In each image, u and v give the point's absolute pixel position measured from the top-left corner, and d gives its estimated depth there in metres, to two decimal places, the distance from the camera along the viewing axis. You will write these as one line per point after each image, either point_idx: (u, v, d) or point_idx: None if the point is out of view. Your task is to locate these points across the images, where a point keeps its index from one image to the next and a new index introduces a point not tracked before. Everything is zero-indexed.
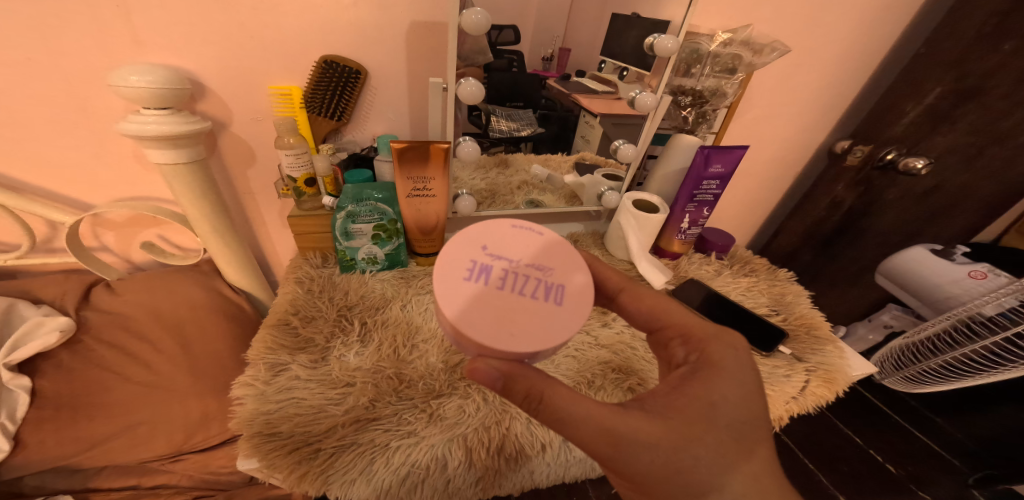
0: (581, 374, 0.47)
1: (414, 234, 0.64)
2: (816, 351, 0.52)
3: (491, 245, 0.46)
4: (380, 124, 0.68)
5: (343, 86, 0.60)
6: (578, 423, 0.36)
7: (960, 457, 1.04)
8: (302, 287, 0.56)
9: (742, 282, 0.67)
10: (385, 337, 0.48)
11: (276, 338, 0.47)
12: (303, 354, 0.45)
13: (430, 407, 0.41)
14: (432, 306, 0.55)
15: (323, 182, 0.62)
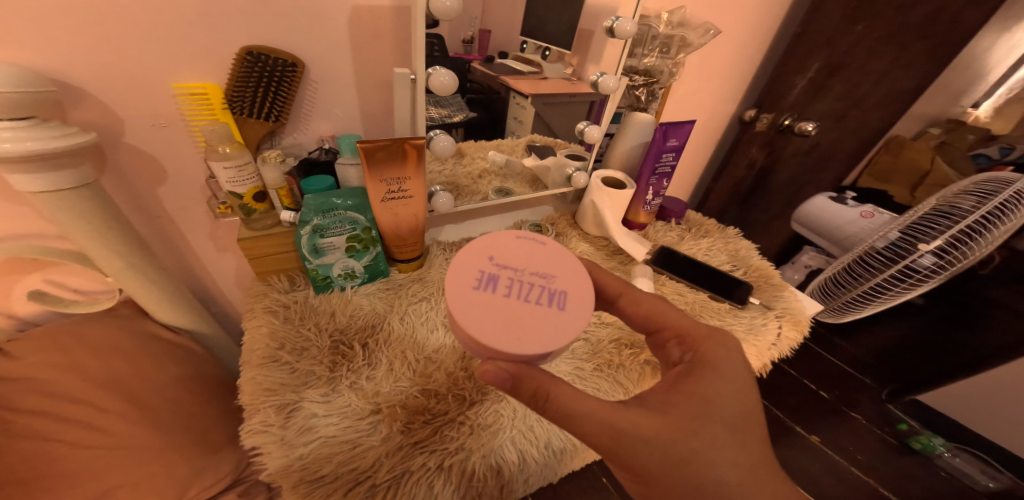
0: (597, 355, 0.49)
1: (392, 241, 0.58)
2: (774, 296, 0.61)
3: (498, 255, 0.46)
4: (326, 123, 0.60)
5: (274, 82, 0.51)
6: (585, 419, 0.37)
7: (871, 376, 1.29)
8: (278, 316, 0.49)
9: (702, 243, 0.74)
10: (395, 356, 0.46)
11: (273, 378, 0.42)
12: (312, 389, 0.41)
13: (469, 418, 0.40)
14: (432, 316, 0.53)
15: (277, 195, 0.54)
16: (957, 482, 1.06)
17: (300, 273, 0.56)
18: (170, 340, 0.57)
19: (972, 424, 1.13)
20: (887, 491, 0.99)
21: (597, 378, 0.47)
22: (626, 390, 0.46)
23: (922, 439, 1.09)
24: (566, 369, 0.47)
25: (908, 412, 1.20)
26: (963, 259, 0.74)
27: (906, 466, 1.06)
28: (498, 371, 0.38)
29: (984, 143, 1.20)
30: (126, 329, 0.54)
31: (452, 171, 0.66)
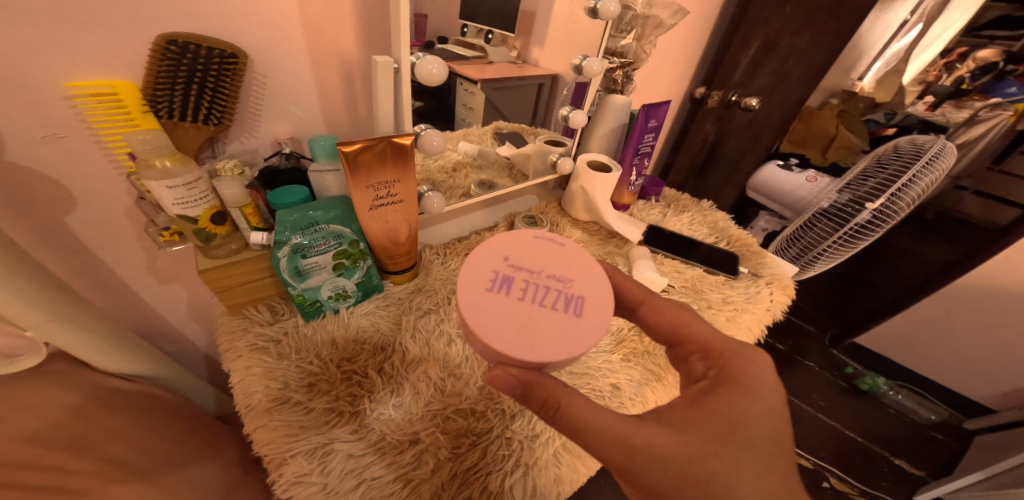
0: (622, 343, 0.49)
1: (382, 253, 0.50)
2: (757, 264, 0.65)
3: (513, 255, 0.42)
4: (280, 123, 0.48)
5: (212, 79, 0.38)
6: (597, 432, 0.35)
7: (814, 324, 1.50)
8: (271, 352, 0.43)
9: (684, 217, 0.74)
10: (416, 378, 0.42)
11: (291, 424, 0.38)
12: (338, 429, 0.38)
13: (514, 435, 0.39)
14: (445, 328, 0.48)
15: (240, 214, 0.40)
16: (905, 418, 1.22)
17: (279, 299, 0.47)
18: (123, 402, 0.48)
19: (907, 362, 1.29)
20: (854, 433, 1.15)
21: (630, 367, 0.47)
22: (663, 375, 0.47)
23: (868, 380, 1.25)
24: (600, 363, 0.46)
25: (850, 355, 1.39)
26: (902, 213, 0.81)
27: (862, 407, 1.23)
28: (507, 377, 0.36)
29: (873, 109, 1.51)
30: (71, 384, 0.44)
31: (421, 166, 0.58)
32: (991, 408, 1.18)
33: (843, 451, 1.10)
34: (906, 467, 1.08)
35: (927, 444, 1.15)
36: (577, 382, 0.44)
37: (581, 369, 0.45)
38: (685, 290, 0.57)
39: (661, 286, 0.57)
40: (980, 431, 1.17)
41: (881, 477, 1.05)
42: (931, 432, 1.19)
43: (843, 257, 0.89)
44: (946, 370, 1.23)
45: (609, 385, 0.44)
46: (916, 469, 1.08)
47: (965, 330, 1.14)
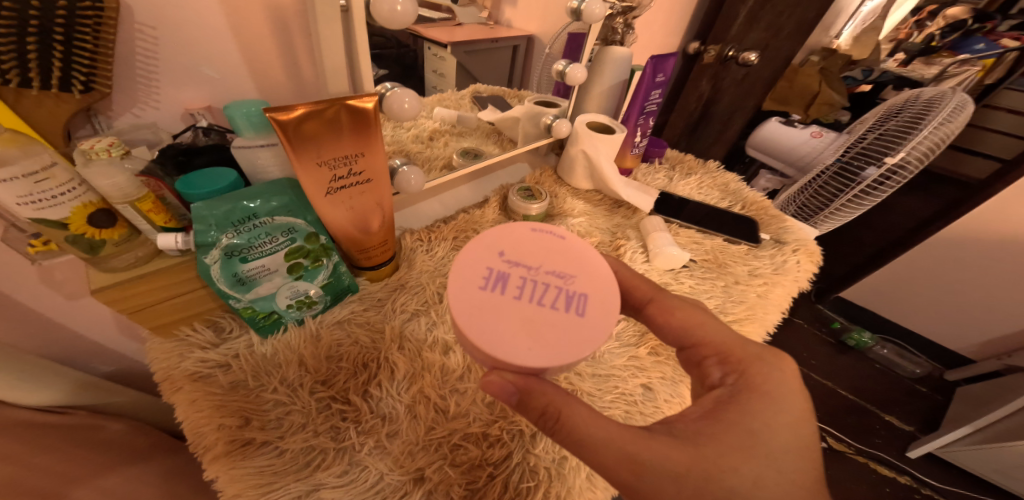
0: (647, 336, 0.42)
1: (350, 246, 0.39)
2: (773, 231, 0.58)
3: (511, 249, 0.34)
4: (189, 89, 0.36)
5: (60, 31, 0.27)
6: (598, 446, 0.28)
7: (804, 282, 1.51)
8: (218, 381, 0.32)
9: (690, 180, 0.65)
10: (413, 399, 0.33)
11: (261, 471, 0.29)
12: (324, 472, 0.29)
13: (537, 466, 0.32)
14: (439, 336, 0.38)
15: (133, 213, 0.28)
16: (890, 371, 1.24)
17: (219, 313, 0.35)
18: (58, 436, 0.39)
19: (893, 316, 1.30)
20: (845, 392, 1.16)
21: (659, 363, 0.40)
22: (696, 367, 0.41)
23: (855, 336, 1.27)
24: (626, 361, 0.40)
25: (837, 310, 1.41)
26: (915, 169, 0.73)
27: (850, 364, 1.25)
28: (504, 383, 0.29)
29: (845, 68, 1.31)
30: None
31: (392, 135, 0.46)
32: (970, 358, 1.21)
33: (835, 410, 1.12)
34: (897, 424, 1.10)
35: (910, 396, 1.18)
36: (603, 388, 0.37)
37: (606, 371, 0.38)
38: (708, 266, 0.50)
39: (683, 262, 0.48)
40: (960, 382, 1.20)
41: (874, 435, 1.07)
42: (915, 386, 1.21)
43: (856, 214, 0.84)
44: (931, 323, 1.24)
45: (638, 386, 0.38)
46: (907, 426, 1.10)
47: (947, 284, 1.16)
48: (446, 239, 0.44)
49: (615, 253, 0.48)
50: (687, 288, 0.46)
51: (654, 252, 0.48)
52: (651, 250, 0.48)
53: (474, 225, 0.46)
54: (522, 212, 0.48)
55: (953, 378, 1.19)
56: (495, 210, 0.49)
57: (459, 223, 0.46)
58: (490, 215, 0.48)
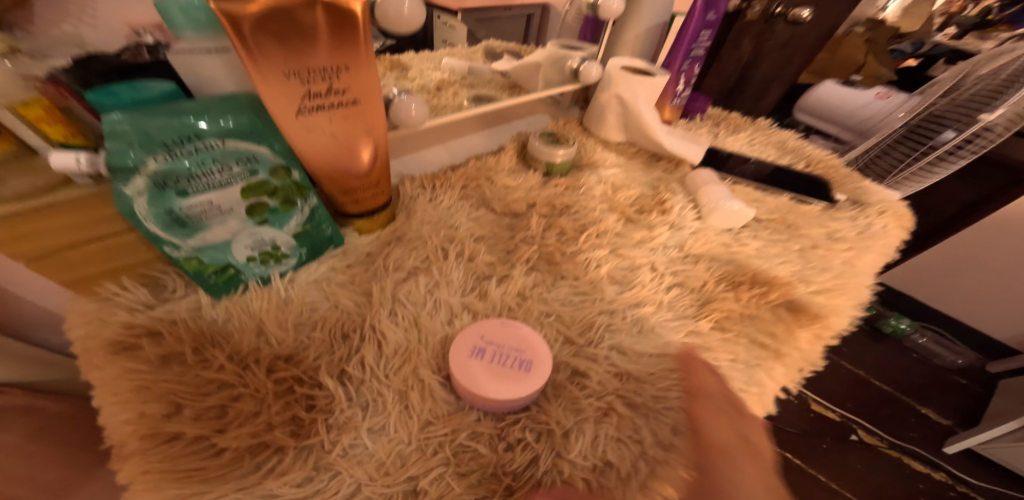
0: (708, 305, 0.31)
1: (332, 188, 0.30)
2: (848, 192, 0.48)
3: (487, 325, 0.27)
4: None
5: None
6: None
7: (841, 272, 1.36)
8: (144, 355, 0.24)
9: (739, 136, 0.54)
10: (405, 384, 0.25)
11: (187, 476, 0.20)
12: (279, 480, 0.21)
13: (571, 478, 0.23)
14: (440, 298, 0.28)
15: (13, 120, 0.20)
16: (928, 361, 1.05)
17: (158, 267, 0.27)
18: None
19: (928, 301, 1.11)
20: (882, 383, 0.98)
21: (727, 343, 0.29)
22: (779, 351, 0.30)
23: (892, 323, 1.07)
24: (684, 338, 0.29)
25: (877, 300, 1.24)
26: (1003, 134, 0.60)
27: (883, 352, 1.05)
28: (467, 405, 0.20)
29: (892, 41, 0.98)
30: None
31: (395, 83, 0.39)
32: None
33: (868, 400, 0.94)
34: (934, 419, 0.93)
35: (945, 387, 1.00)
36: (657, 374, 0.27)
37: (658, 351, 0.28)
38: (776, 227, 0.40)
39: (749, 219, 0.39)
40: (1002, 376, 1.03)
41: (909, 428, 0.90)
42: (954, 377, 1.03)
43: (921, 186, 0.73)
44: None
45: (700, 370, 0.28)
46: (944, 419, 0.94)
47: (1002, 269, 0.95)
48: (454, 187, 0.35)
49: (659, 209, 0.38)
50: (754, 251, 0.36)
51: (708, 207, 0.39)
52: (705, 205, 0.39)
53: (488, 173, 0.38)
54: (545, 160, 0.39)
55: (996, 369, 1.01)
56: (512, 159, 0.41)
57: (469, 171, 0.38)
58: (506, 163, 0.39)
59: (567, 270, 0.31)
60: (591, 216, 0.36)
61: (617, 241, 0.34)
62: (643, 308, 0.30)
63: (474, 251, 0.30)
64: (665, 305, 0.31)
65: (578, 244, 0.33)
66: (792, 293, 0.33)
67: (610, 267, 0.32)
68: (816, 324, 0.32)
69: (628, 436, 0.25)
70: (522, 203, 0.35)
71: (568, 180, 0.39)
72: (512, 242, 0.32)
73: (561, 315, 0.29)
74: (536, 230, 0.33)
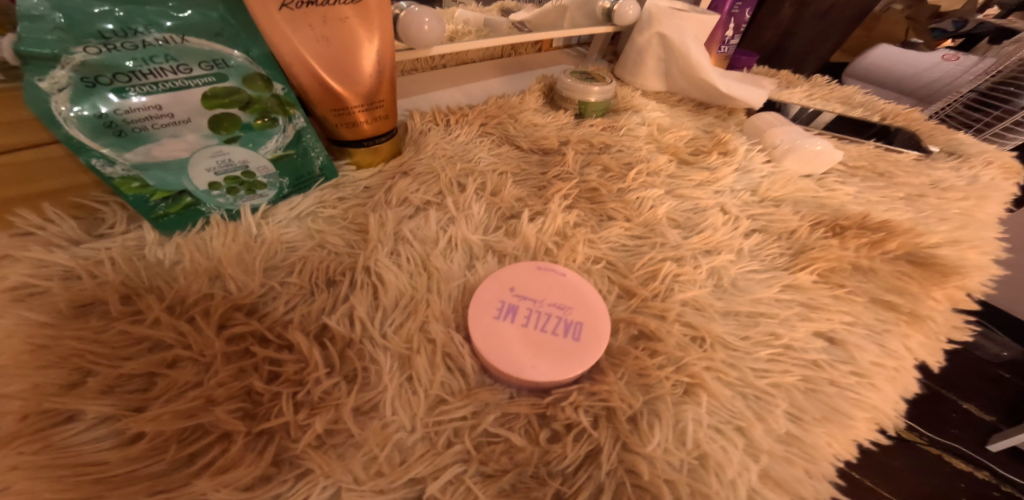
0: (806, 254, 0.23)
1: (323, 105, 0.24)
2: (939, 144, 0.40)
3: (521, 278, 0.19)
4: None
5: None
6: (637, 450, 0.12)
7: None
8: (55, 304, 0.18)
9: (798, 90, 0.45)
10: (408, 345, 0.18)
11: (76, 473, 0.13)
12: (214, 480, 0.14)
13: (651, 486, 0.15)
14: (456, 235, 0.22)
15: None
16: None
17: (94, 195, 0.22)
18: None
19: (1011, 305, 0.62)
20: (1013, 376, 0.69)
21: (839, 301, 0.21)
22: (914, 313, 0.22)
23: None
24: (782, 294, 0.21)
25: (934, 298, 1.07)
26: None
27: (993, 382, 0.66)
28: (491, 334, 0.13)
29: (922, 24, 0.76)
30: None
31: None
32: None
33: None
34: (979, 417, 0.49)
35: (978, 379, 0.53)
36: (750, 340, 0.19)
37: (748, 310, 0.20)
38: (867, 174, 0.32)
39: (835, 163, 0.31)
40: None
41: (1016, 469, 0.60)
42: None
43: None
44: None
45: (811, 336, 0.20)
46: None
47: None
48: (472, 124, 0.30)
49: (720, 150, 0.31)
50: (849, 196, 0.28)
51: (782, 149, 0.31)
52: (778, 149, 0.31)
53: (513, 109, 0.32)
54: (579, 97, 0.33)
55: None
56: (538, 100, 0.34)
57: (490, 108, 0.32)
58: (532, 103, 0.33)
59: (615, 208, 0.24)
60: (638, 156, 0.29)
61: (674, 182, 0.27)
62: (720, 256, 0.22)
63: (498, 185, 0.25)
64: (747, 254, 0.23)
65: (626, 180, 0.26)
66: (919, 242, 0.24)
67: (669, 209, 0.25)
68: (959, 280, 0.23)
69: (724, 423, 0.17)
70: (553, 139, 0.29)
71: (606, 121, 0.33)
72: (544, 179, 0.26)
73: (613, 262, 0.22)
74: (573, 165, 0.27)
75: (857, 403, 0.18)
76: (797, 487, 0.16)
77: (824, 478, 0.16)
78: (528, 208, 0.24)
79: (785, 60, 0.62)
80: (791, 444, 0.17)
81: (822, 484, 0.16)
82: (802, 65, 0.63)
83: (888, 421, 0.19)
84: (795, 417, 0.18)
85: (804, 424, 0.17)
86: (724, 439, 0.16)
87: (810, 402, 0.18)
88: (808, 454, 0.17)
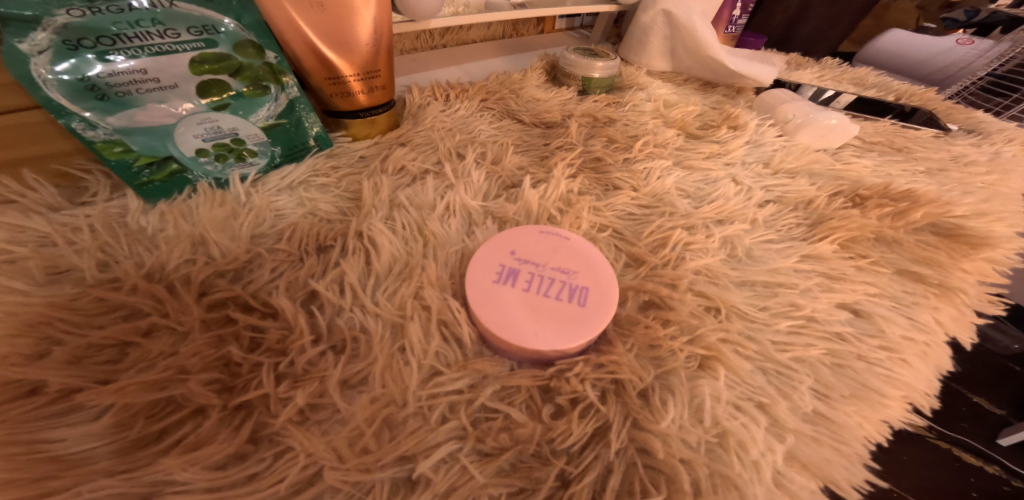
0: (825, 224, 0.22)
1: (317, 73, 0.23)
2: (957, 123, 0.38)
3: (521, 242, 0.18)
4: None
5: None
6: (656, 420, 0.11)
7: None
8: (27, 269, 0.17)
9: (808, 71, 0.44)
10: (402, 313, 0.17)
11: (29, 450, 0.12)
12: (183, 458, 0.13)
13: (664, 466, 0.14)
14: (454, 200, 0.21)
15: None
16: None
17: (76, 163, 0.21)
18: None
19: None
20: None
21: (864, 272, 0.20)
22: (944, 286, 0.20)
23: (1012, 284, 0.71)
24: (801, 264, 0.20)
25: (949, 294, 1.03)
26: None
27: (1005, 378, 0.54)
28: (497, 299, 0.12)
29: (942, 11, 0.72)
30: None
31: None
32: None
33: None
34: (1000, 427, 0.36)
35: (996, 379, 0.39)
36: (769, 311, 0.18)
37: (767, 279, 0.19)
38: (885, 149, 0.30)
39: (851, 138, 0.30)
40: None
41: None
42: None
43: None
44: None
45: (835, 307, 0.18)
46: None
47: None
48: (472, 99, 0.30)
49: (730, 125, 0.29)
50: (868, 169, 0.27)
51: (795, 123, 0.30)
52: (791, 123, 0.30)
53: (514, 85, 0.31)
54: (581, 73, 0.32)
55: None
56: (540, 77, 0.34)
57: (490, 84, 0.31)
58: (534, 79, 0.32)
59: (621, 178, 0.24)
60: (644, 130, 0.28)
61: (682, 154, 0.26)
62: (733, 225, 0.21)
63: (498, 154, 0.25)
64: (762, 224, 0.22)
65: (632, 152, 0.26)
66: (947, 212, 0.23)
67: (678, 180, 0.24)
68: (992, 252, 0.22)
69: (744, 399, 0.15)
70: (556, 114, 0.29)
71: (610, 97, 0.32)
72: (546, 149, 0.26)
73: (619, 230, 0.21)
74: (576, 138, 0.27)
75: (887, 380, 0.17)
76: (825, 467, 0.14)
77: (855, 459, 0.15)
78: (530, 175, 0.23)
79: (794, 46, 0.60)
80: (817, 423, 0.15)
81: (855, 468, 0.15)
82: (812, 49, 0.61)
83: (922, 400, 0.17)
84: (821, 395, 0.16)
85: (832, 402, 0.16)
86: (744, 416, 0.15)
87: (837, 379, 0.16)
88: (837, 433, 0.15)
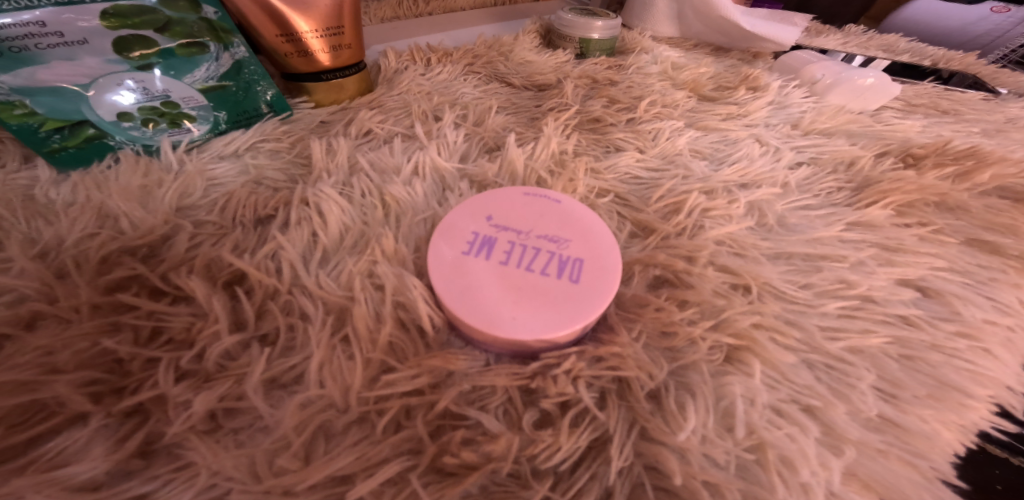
0: (872, 188, 0.18)
1: (265, 28, 0.19)
2: (1005, 86, 0.34)
3: (496, 211, 0.14)
4: None
5: None
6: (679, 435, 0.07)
7: None
8: None
9: (832, 37, 0.40)
10: (349, 295, 0.13)
11: None
12: (37, 478, 0.09)
13: (684, 492, 0.10)
14: (424, 162, 0.18)
15: None
16: None
17: None
18: None
19: None
20: None
21: (926, 243, 0.16)
22: None
23: None
24: (849, 234, 0.16)
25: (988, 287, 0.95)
26: None
27: None
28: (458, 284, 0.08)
29: None
30: None
31: None
32: None
33: None
34: None
35: None
36: (813, 289, 0.14)
37: (807, 252, 0.15)
38: (931, 111, 0.26)
39: (889, 99, 0.26)
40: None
41: None
42: None
43: None
44: None
45: (895, 285, 0.15)
46: None
47: None
48: (456, 63, 0.26)
49: (749, 86, 0.26)
50: (915, 129, 0.23)
51: (824, 83, 0.26)
52: (819, 84, 0.26)
53: (503, 48, 0.28)
54: (579, 35, 0.29)
55: None
56: (535, 40, 0.30)
57: (477, 48, 0.28)
58: (527, 42, 0.29)
59: (624, 139, 0.20)
60: (651, 90, 0.25)
61: (695, 115, 0.23)
62: (761, 189, 0.18)
63: (481, 116, 0.22)
64: (796, 188, 0.18)
65: (636, 112, 0.22)
66: (1021, 173, 0.19)
67: (692, 140, 0.21)
68: None
69: (786, 401, 0.12)
70: (550, 76, 0.26)
71: (611, 59, 0.28)
72: (538, 111, 0.23)
73: (623, 195, 0.18)
74: (571, 99, 0.23)
75: (970, 376, 0.13)
76: (904, 491, 0.10)
77: (939, 480, 0.11)
78: (517, 135, 0.20)
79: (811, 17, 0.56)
80: (886, 431, 0.12)
81: (941, 491, 0.11)
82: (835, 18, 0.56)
83: (1014, 402, 0.13)
84: (887, 395, 0.12)
85: (901, 404, 0.12)
86: (789, 424, 0.11)
87: (908, 375, 0.13)
88: (912, 443, 0.11)
